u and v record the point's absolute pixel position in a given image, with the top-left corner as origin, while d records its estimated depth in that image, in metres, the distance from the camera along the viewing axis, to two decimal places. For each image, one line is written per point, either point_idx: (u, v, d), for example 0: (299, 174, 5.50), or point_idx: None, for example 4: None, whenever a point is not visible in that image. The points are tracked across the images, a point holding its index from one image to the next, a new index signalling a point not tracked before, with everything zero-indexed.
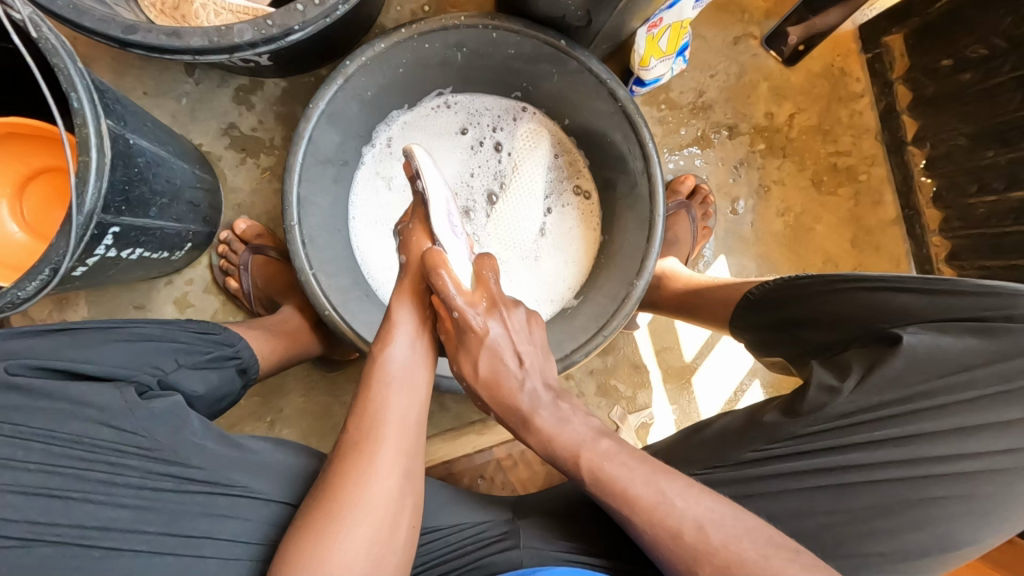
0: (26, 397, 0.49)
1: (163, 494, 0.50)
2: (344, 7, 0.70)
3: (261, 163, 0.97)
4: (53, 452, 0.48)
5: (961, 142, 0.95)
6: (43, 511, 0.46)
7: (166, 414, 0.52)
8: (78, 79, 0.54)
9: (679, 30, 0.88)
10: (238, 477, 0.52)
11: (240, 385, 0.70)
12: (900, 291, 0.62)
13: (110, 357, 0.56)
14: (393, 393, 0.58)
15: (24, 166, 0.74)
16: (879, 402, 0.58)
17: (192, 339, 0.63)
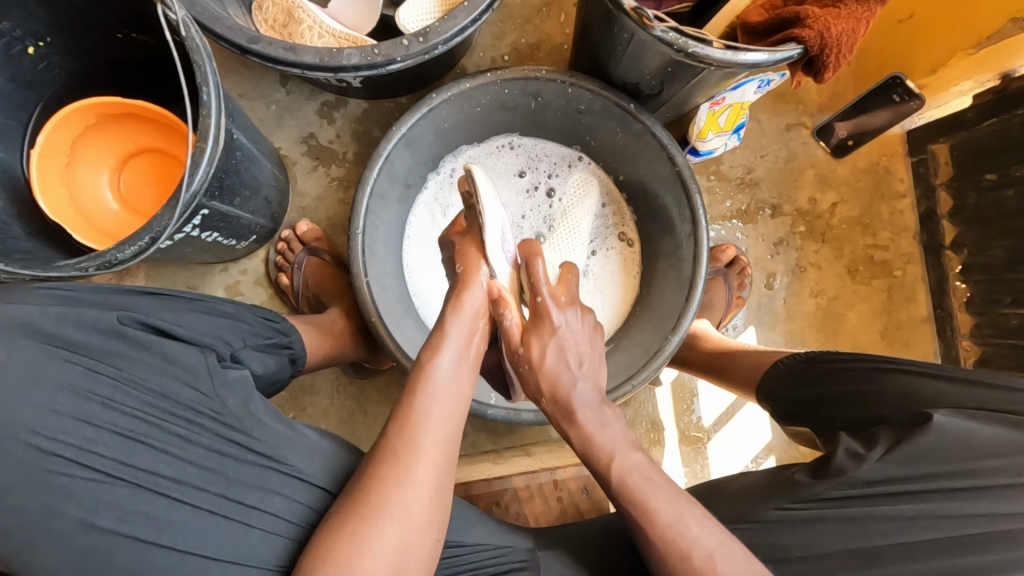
0: (129, 347, 0.53)
1: (227, 460, 0.53)
2: (443, 47, 0.78)
3: (331, 173, 1.03)
4: (142, 402, 0.52)
5: (1000, 254, 0.98)
6: (126, 454, 0.50)
7: (241, 386, 0.57)
8: (211, 77, 0.61)
9: (739, 110, 0.95)
10: (293, 458, 0.55)
11: (288, 373, 0.76)
12: (936, 377, 0.64)
13: (194, 324, 0.61)
14: (435, 402, 0.59)
15: (131, 143, 0.81)
16: (910, 473, 0.58)
17: (258, 322, 0.69)
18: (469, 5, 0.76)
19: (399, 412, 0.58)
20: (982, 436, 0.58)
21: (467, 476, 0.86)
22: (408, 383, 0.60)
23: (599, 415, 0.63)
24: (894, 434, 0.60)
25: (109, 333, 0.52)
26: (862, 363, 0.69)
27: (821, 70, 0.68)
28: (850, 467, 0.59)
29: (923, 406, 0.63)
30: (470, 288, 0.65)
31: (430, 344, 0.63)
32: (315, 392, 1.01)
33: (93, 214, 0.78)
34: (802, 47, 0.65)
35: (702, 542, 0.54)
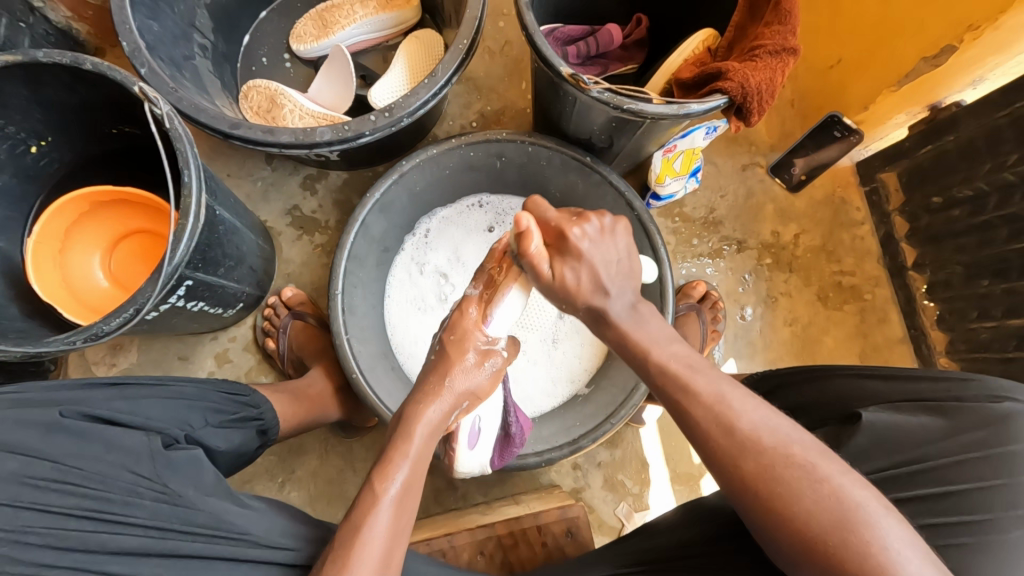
0: (71, 440, 0.56)
1: (171, 535, 0.55)
2: (407, 119, 0.85)
3: (315, 241, 1.09)
4: (81, 491, 0.54)
5: (958, 270, 1.01)
6: (72, 540, 0.53)
7: (186, 464, 0.59)
8: (193, 161, 0.67)
9: (691, 155, 1.02)
10: (238, 525, 0.57)
11: (256, 445, 0.78)
12: (867, 378, 0.66)
13: (149, 412, 0.64)
14: (383, 541, 0.53)
15: (123, 226, 0.87)
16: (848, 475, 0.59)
17: (221, 400, 0.73)
18: (429, 81, 0.84)
19: (342, 545, 0.52)
20: (909, 426, 0.59)
21: (454, 527, 0.86)
22: (351, 516, 0.54)
23: (635, 314, 0.60)
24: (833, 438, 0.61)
25: (50, 428, 0.56)
26: (810, 372, 0.71)
27: (748, 116, 0.75)
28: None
29: (858, 406, 0.64)
30: (420, 418, 0.59)
31: (381, 470, 0.56)
32: (303, 454, 1.01)
33: (83, 293, 0.83)
34: (726, 97, 0.73)
35: (744, 411, 0.52)
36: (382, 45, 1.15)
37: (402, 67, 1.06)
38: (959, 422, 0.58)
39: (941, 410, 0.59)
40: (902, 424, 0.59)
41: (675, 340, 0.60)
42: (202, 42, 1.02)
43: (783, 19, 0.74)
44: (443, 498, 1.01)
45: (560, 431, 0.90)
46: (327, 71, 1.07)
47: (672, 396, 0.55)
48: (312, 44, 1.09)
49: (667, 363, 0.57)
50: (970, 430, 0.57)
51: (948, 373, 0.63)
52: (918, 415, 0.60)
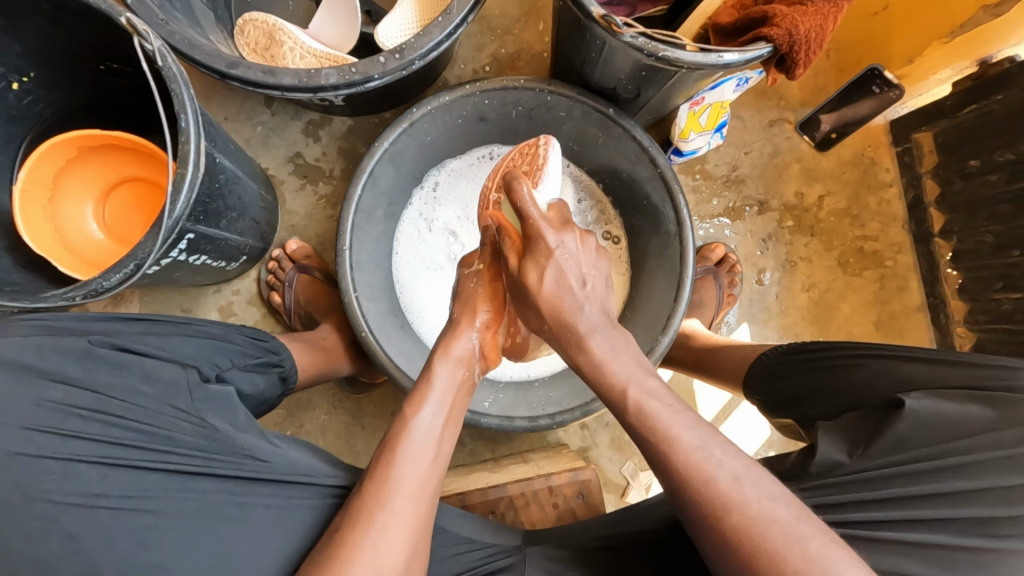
0: (105, 369, 0.55)
1: (213, 464, 0.55)
2: (419, 61, 0.79)
3: (319, 191, 1.04)
4: (118, 425, 0.53)
5: (988, 239, 0.98)
6: (116, 467, 0.52)
7: (222, 400, 0.58)
8: (189, 104, 0.62)
9: (719, 109, 0.96)
10: (276, 458, 0.59)
11: (277, 392, 0.76)
12: (908, 362, 0.65)
13: (179, 348, 0.62)
14: (411, 455, 0.56)
15: (114, 173, 0.83)
16: (886, 463, 0.58)
17: (246, 343, 0.70)
18: (444, 19, 0.77)
19: (380, 459, 0.56)
20: (952, 415, 0.58)
21: (463, 485, 0.87)
22: (388, 437, 0.59)
23: (637, 394, 0.57)
24: (872, 426, 0.61)
25: (84, 355, 0.54)
26: (840, 351, 0.70)
27: (791, 67, 0.69)
28: (837, 463, 0.60)
29: (899, 389, 0.63)
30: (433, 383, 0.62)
31: (413, 401, 0.61)
32: (311, 409, 1.01)
33: (79, 245, 0.79)
34: (771, 45, 0.66)
35: (727, 467, 0.52)
36: None
37: (411, 1, 0.98)
38: (1005, 415, 0.57)
39: (990, 400, 0.58)
40: (943, 411, 0.58)
41: (681, 403, 0.58)
42: None
43: None
44: (451, 455, 1.01)
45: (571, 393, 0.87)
46: (329, 4, 0.99)
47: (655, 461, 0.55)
48: None
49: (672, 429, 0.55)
50: (1015, 425, 0.56)
51: (993, 359, 0.62)
52: (966, 405, 0.59)
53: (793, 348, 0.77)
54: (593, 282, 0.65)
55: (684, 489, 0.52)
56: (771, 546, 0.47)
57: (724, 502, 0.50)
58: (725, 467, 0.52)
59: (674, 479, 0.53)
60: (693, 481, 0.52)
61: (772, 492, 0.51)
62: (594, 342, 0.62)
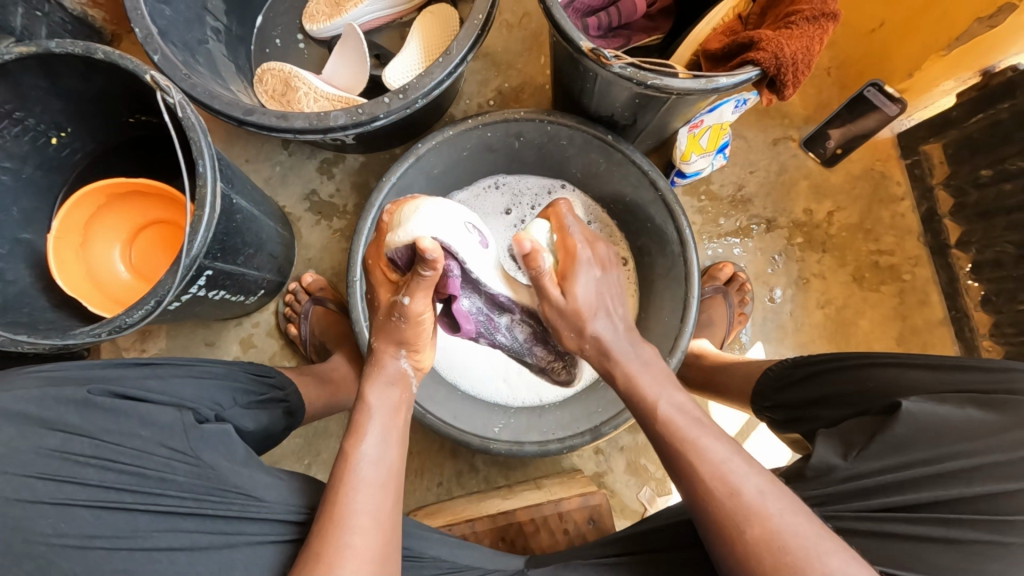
0: (105, 416, 0.58)
1: (206, 503, 0.57)
2: (422, 100, 0.83)
3: (334, 226, 1.08)
4: (116, 469, 0.56)
5: (1008, 249, 0.95)
6: (110, 509, 0.55)
7: (219, 439, 0.61)
8: (207, 150, 0.66)
9: (719, 130, 0.97)
10: (269, 496, 0.60)
11: (283, 426, 0.78)
12: (910, 367, 0.64)
13: (181, 390, 0.65)
14: (361, 492, 0.58)
15: (140, 217, 0.88)
16: (880, 467, 0.57)
17: (248, 380, 0.74)
18: (444, 60, 0.81)
19: (330, 501, 0.58)
20: (954, 417, 0.57)
21: (475, 511, 0.87)
22: (333, 475, 0.60)
23: (638, 357, 0.65)
24: (871, 428, 0.60)
25: (85, 404, 0.58)
26: (840, 361, 0.69)
27: (782, 89, 0.70)
28: (832, 466, 0.59)
29: (900, 396, 0.62)
30: (369, 407, 0.64)
31: (353, 435, 0.62)
32: (328, 438, 1.03)
33: (107, 285, 0.84)
34: (758, 69, 0.68)
35: (715, 452, 0.56)
36: (397, 21, 1.11)
37: (417, 44, 1.03)
38: (1009, 419, 0.55)
39: (993, 403, 0.57)
40: (943, 413, 0.57)
41: (679, 390, 0.64)
42: (215, 25, 1.01)
43: None
44: (465, 481, 1.01)
45: (581, 416, 0.88)
46: (340, 50, 1.05)
47: (648, 426, 0.61)
48: (324, 23, 1.06)
49: (671, 414, 0.60)
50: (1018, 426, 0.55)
51: (999, 363, 0.60)
52: (966, 408, 0.57)
53: (798, 361, 0.75)
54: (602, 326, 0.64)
55: (676, 452, 0.58)
56: (727, 487, 0.54)
57: (687, 450, 0.57)
58: (709, 435, 0.58)
59: (664, 435, 0.60)
60: (680, 432, 0.58)
61: (744, 462, 0.56)
62: (619, 362, 0.64)
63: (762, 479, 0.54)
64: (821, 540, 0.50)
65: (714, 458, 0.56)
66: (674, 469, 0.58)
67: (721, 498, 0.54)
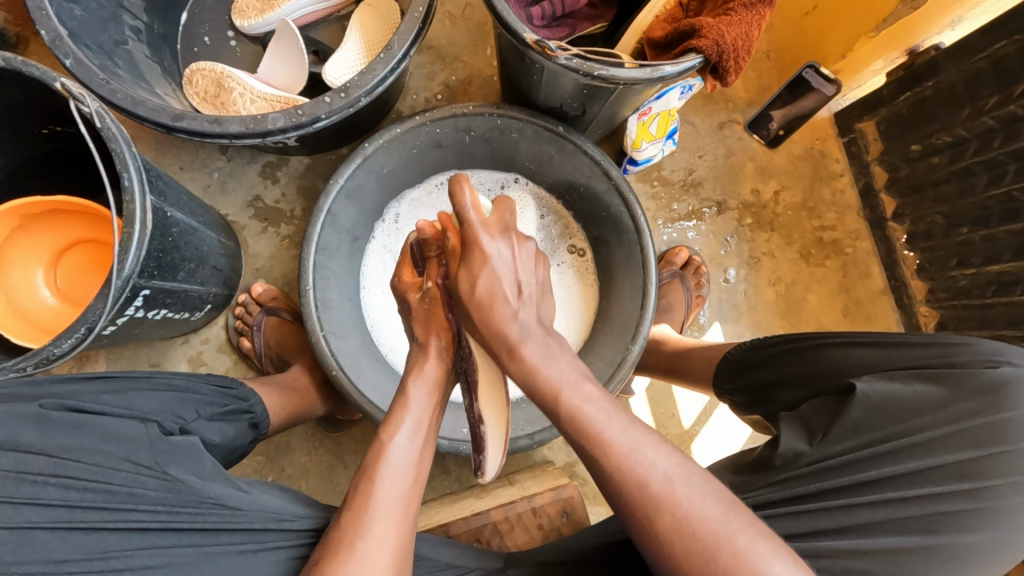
0: (59, 433, 0.53)
1: (180, 516, 0.54)
2: (365, 98, 0.80)
3: (282, 232, 1.04)
4: (76, 489, 0.52)
5: (938, 220, 1.01)
6: (76, 531, 0.51)
7: (187, 451, 0.57)
8: (132, 162, 0.61)
9: (667, 117, 0.98)
10: (249, 504, 0.57)
11: (249, 439, 0.74)
12: (860, 346, 0.66)
13: (141, 404, 0.60)
14: (389, 486, 0.57)
15: (63, 237, 0.81)
16: (844, 449, 0.60)
17: (212, 392, 0.69)
18: (385, 56, 0.78)
19: (359, 493, 0.57)
20: (907, 394, 0.60)
21: (449, 515, 0.86)
22: (366, 464, 0.60)
23: (545, 347, 0.59)
24: (828, 412, 0.62)
25: (38, 420, 0.53)
26: (794, 343, 0.71)
27: (725, 75, 0.71)
28: (799, 452, 0.61)
29: (852, 375, 0.64)
30: (407, 399, 0.63)
31: (388, 424, 0.62)
32: (291, 452, 1.00)
33: (30, 314, 0.78)
34: (701, 56, 0.69)
35: (649, 459, 0.53)
36: (333, 15, 1.07)
37: (356, 39, 0.99)
38: (953, 391, 0.59)
39: (938, 377, 0.60)
40: (896, 392, 0.60)
41: (588, 378, 0.58)
42: (134, 24, 0.94)
43: None
44: (438, 484, 1.00)
45: None
46: (275, 48, 1.00)
47: (555, 417, 0.57)
48: (255, 19, 1.01)
49: (577, 405, 0.56)
50: (961, 399, 0.59)
51: (940, 337, 0.64)
52: (914, 383, 0.61)
53: (756, 342, 0.77)
54: (528, 292, 0.61)
55: (588, 448, 0.55)
56: (637, 478, 0.52)
57: (594, 446, 0.54)
58: (616, 422, 0.55)
59: (570, 426, 0.56)
60: (588, 422, 0.55)
61: (653, 440, 0.55)
62: (526, 351, 0.58)
63: (673, 465, 0.53)
64: (731, 513, 0.51)
65: (621, 447, 0.54)
66: (593, 473, 0.55)
67: (631, 485, 0.52)
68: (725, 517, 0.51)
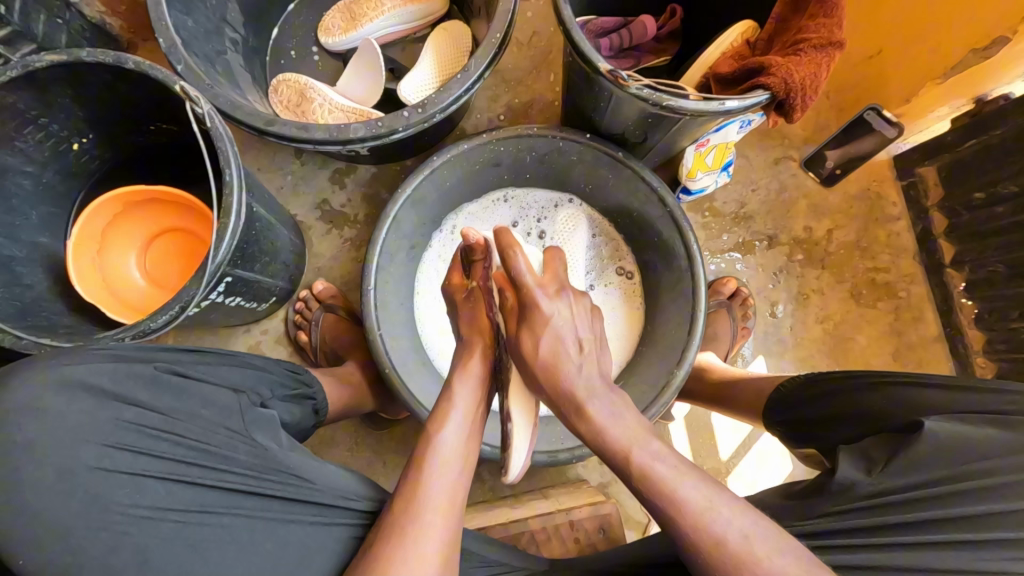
0: (168, 393, 0.58)
1: (265, 481, 0.58)
2: (440, 115, 0.85)
3: (344, 235, 1.10)
4: (180, 446, 0.56)
5: (1000, 269, 0.99)
6: (179, 484, 0.55)
7: (270, 424, 0.62)
8: (233, 159, 0.68)
9: (724, 150, 1.00)
10: (323, 480, 0.61)
11: (311, 423, 0.78)
12: (917, 386, 0.66)
13: (232, 376, 0.65)
14: (437, 476, 0.60)
15: (154, 224, 0.88)
16: (907, 484, 0.59)
17: (285, 375, 0.74)
18: (462, 76, 0.83)
19: (408, 483, 0.60)
20: (973, 438, 0.59)
21: (485, 521, 0.88)
22: (414, 456, 0.62)
23: (612, 409, 0.62)
24: (889, 446, 0.61)
25: (152, 380, 0.58)
26: (848, 379, 0.71)
27: (790, 112, 0.73)
28: (854, 482, 0.60)
29: (911, 414, 0.64)
30: (453, 398, 0.66)
31: (436, 419, 0.65)
32: (334, 446, 1.03)
33: (121, 291, 0.85)
34: (768, 93, 0.71)
35: (730, 526, 0.54)
36: (410, 36, 1.14)
37: (430, 60, 1.06)
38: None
39: (1006, 425, 0.59)
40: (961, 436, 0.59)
41: (654, 435, 0.61)
42: (233, 36, 1.02)
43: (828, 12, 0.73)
44: (471, 491, 1.02)
45: None
46: (355, 64, 1.07)
47: (622, 474, 0.59)
48: (340, 37, 1.09)
49: (646, 464, 0.58)
50: None
51: (1006, 386, 0.63)
52: (979, 430, 0.60)
53: (806, 377, 0.77)
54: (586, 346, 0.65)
55: (659, 501, 0.56)
56: (698, 516, 0.54)
57: (667, 498, 0.56)
58: (690, 484, 0.56)
59: (642, 488, 0.57)
60: (659, 484, 0.56)
61: (725, 497, 0.56)
62: (592, 410, 0.61)
63: (749, 523, 0.54)
64: (813, 570, 0.52)
65: (695, 505, 0.55)
66: (641, 497, 0.58)
67: (706, 545, 0.54)
68: (806, 574, 0.52)
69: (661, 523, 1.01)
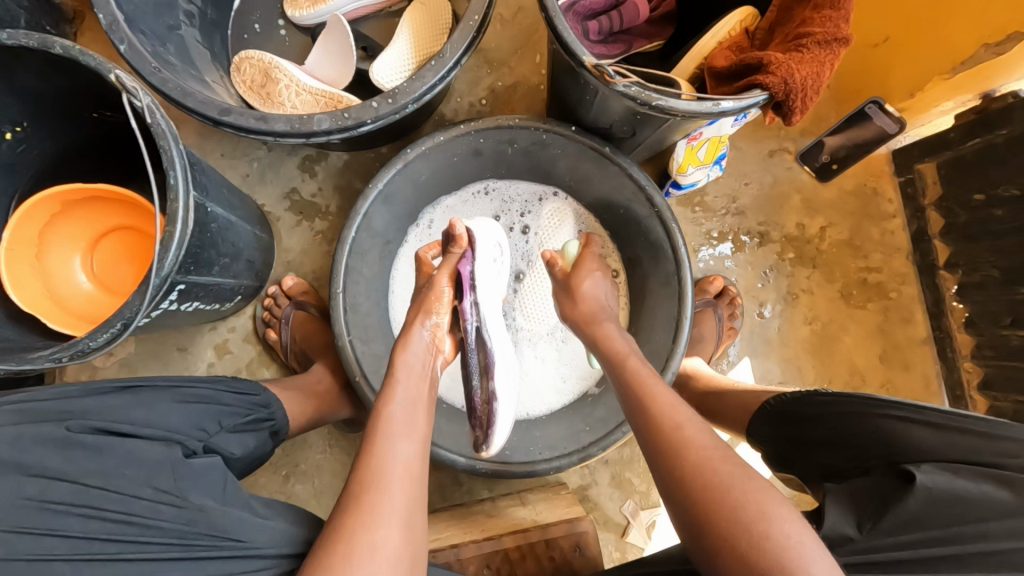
0: (82, 455, 0.53)
1: (194, 547, 0.53)
2: (412, 105, 0.78)
3: (315, 227, 1.03)
4: (96, 518, 0.52)
5: (995, 274, 0.96)
6: (96, 561, 0.51)
7: (204, 474, 0.57)
8: (178, 159, 0.61)
9: (716, 144, 0.95)
10: (261, 536, 0.56)
11: (269, 447, 0.75)
12: (916, 425, 0.63)
13: (164, 419, 0.61)
14: (387, 490, 0.53)
15: (99, 224, 0.83)
16: (895, 543, 0.57)
17: (236, 401, 0.70)
18: (436, 63, 0.76)
19: (355, 501, 0.52)
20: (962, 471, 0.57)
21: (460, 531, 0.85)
22: (355, 470, 0.55)
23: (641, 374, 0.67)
24: (881, 497, 0.59)
25: (63, 443, 0.53)
26: (844, 406, 0.68)
27: (789, 115, 0.68)
28: (846, 538, 0.58)
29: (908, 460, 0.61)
30: (391, 397, 0.60)
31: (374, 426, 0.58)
32: (307, 448, 1.00)
33: (67, 297, 0.79)
34: (766, 93, 0.65)
35: (747, 490, 0.52)
36: (384, 11, 1.05)
37: (405, 39, 0.98)
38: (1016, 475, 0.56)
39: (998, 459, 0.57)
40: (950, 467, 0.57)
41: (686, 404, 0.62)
42: (188, 8, 0.94)
43: (835, 4, 0.66)
44: (448, 494, 1.00)
45: (567, 437, 0.88)
46: (324, 42, 0.99)
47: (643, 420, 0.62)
48: (307, 11, 1.00)
49: (679, 422, 0.59)
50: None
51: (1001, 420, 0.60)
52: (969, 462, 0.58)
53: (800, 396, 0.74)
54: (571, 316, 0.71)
55: (670, 456, 0.56)
56: (721, 479, 0.53)
57: (678, 435, 0.57)
58: (705, 436, 0.57)
59: (661, 455, 0.58)
60: (679, 445, 0.57)
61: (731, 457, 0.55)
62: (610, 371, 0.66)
63: (746, 469, 0.54)
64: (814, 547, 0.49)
65: (704, 457, 0.55)
66: (667, 481, 0.56)
67: (717, 490, 0.52)
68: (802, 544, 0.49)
69: (640, 526, 1.00)
